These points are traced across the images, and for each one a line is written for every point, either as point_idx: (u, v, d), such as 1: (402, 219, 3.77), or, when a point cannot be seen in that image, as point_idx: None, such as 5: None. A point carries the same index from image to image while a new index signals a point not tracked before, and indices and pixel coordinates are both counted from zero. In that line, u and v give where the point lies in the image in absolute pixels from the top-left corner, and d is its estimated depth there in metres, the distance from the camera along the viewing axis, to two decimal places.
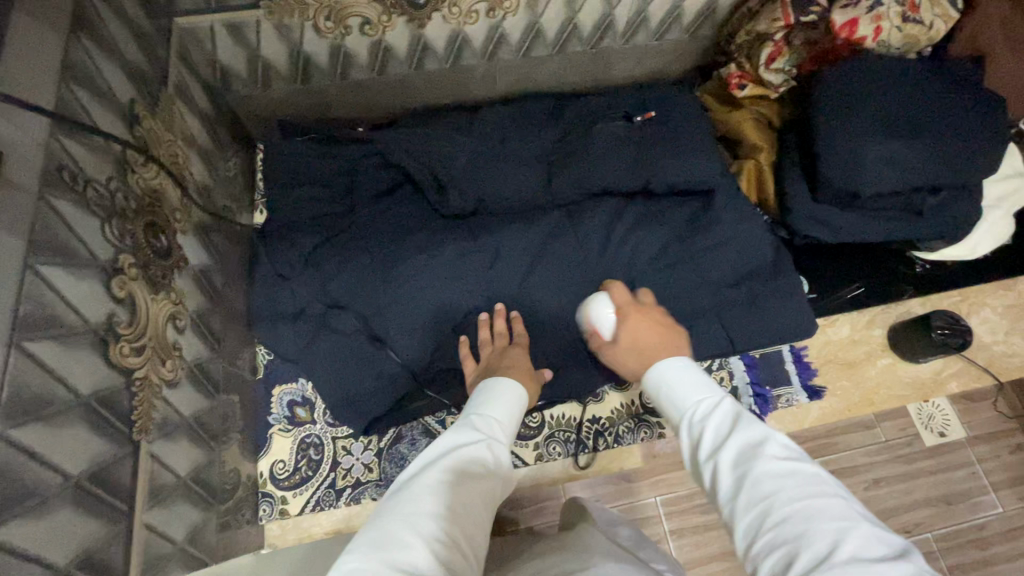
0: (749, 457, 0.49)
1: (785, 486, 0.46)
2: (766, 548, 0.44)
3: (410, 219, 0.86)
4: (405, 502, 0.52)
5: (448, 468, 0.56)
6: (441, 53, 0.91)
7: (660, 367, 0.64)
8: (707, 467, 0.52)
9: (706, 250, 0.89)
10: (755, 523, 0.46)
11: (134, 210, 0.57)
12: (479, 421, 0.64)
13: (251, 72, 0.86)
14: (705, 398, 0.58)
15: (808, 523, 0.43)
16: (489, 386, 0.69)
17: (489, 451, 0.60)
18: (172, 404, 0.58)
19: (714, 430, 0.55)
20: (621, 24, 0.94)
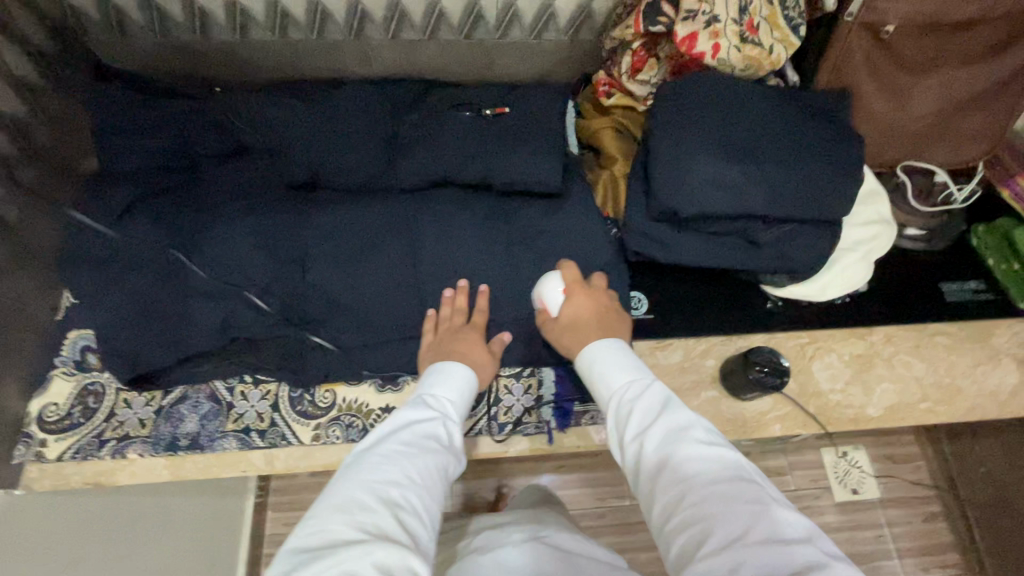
0: (676, 440, 0.56)
1: (712, 474, 0.53)
2: (680, 526, 0.50)
3: (234, 185, 0.84)
4: (365, 466, 0.55)
5: (413, 441, 0.59)
6: (304, 23, 0.91)
7: (593, 349, 0.69)
8: (631, 446, 0.58)
9: (537, 253, 0.85)
10: (675, 499, 0.52)
11: None
12: (433, 399, 0.66)
13: (105, 17, 0.87)
14: (639, 379, 0.64)
15: (723, 505, 0.50)
16: (443, 367, 0.71)
17: (444, 427, 0.63)
18: None
19: (638, 414, 0.60)
20: (491, 17, 0.93)
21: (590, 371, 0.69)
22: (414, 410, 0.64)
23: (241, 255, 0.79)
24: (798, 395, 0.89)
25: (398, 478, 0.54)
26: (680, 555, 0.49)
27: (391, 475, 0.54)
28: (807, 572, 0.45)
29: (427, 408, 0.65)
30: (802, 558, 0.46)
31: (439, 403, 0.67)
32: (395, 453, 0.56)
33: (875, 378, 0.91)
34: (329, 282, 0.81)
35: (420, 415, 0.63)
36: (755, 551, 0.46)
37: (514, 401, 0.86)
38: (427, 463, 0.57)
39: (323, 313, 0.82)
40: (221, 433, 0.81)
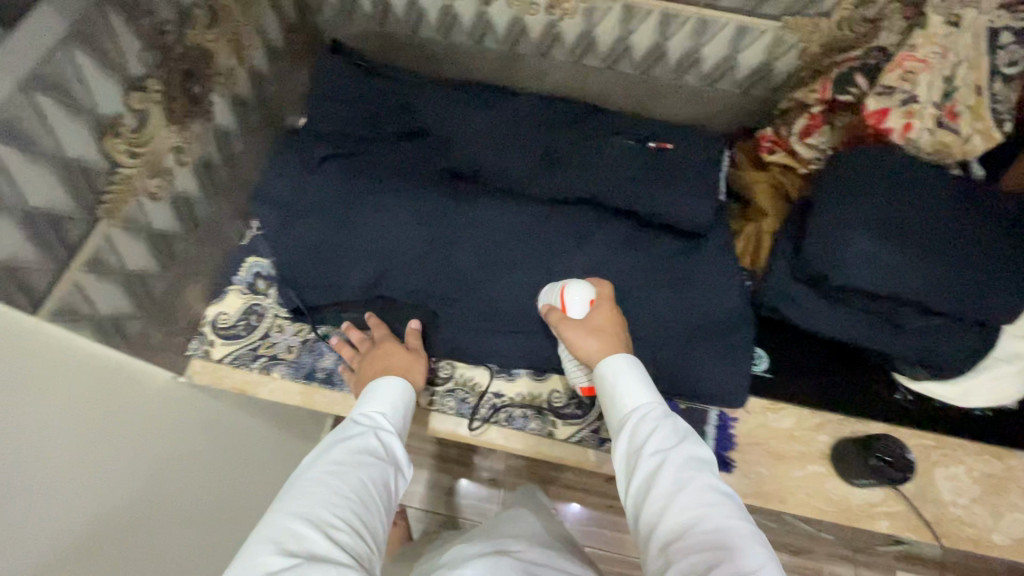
0: (696, 467, 0.59)
1: (726, 506, 0.57)
2: (692, 547, 0.54)
3: (413, 167, 0.93)
4: (298, 492, 0.60)
5: (344, 460, 0.65)
6: (501, 35, 1.00)
7: (611, 364, 0.69)
8: (651, 460, 0.60)
9: (664, 283, 0.90)
10: (687, 520, 0.56)
11: (178, 53, 0.70)
12: (363, 416, 0.72)
13: (341, 2, 1.01)
14: (661, 405, 0.66)
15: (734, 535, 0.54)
16: (376, 385, 0.75)
17: (377, 440, 0.69)
18: (145, 211, 0.71)
19: (662, 434, 0.62)
20: (672, 58, 0.97)
21: (603, 384, 0.70)
22: (346, 432, 0.69)
23: (405, 225, 0.89)
24: (914, 496, 0.83)
25: (330, 499, 0.60)
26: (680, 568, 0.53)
27: (320, 497, 0.60)
28: None
29: (359, 426, 0.70)
30: None
31: (370, 419, 0.72)
32: (326, 474, 0.62)
33: (1007, 503, 0.83)
34: (475, 272, 0.90)
35: (353, 433, 0.69)
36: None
37: None
38: (359, 480, 0.63)
39: (460, 292, 0.89)
40: (350, 376, 0.88)
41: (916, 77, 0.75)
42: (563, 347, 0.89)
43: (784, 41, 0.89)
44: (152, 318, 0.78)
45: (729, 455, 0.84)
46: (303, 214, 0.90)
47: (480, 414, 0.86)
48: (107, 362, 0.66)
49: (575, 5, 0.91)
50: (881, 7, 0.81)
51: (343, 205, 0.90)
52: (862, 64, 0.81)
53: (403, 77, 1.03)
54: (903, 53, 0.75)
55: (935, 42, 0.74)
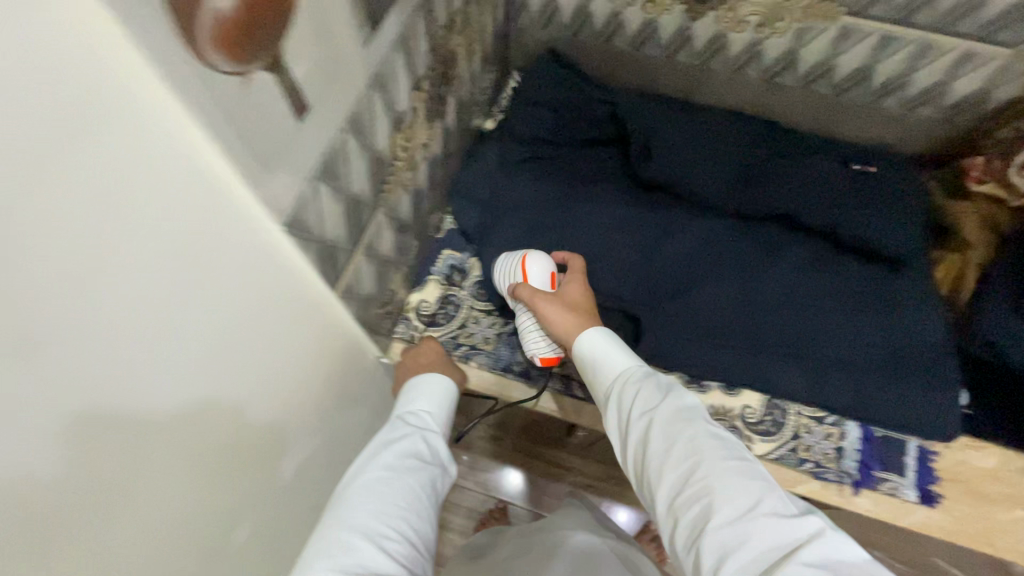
0: (687, 419, 0.58)
1: (710, 448, 0.55)
2: (687, 504, 0.53)
3: (609, 180, 0.99)
4: (354, 495, 0.64)
5: (390, 466, 0.68)
6: (698, 50, 1.01)
7: (593, 335, 0.69)
8: (639, 422, 0.59)
9: (865, 306, 0.88)
10: (685, 475, 0.55)
11: (441, 57, 0.76)
12: (414, 419, 0.75)
13: (542, 12, 1.05)
14: (637, 364, 0.65)
15: (730, 486, 0.53)
16: (421, 383, 0.79)
17: (418, 443, 0.72)
18: (399, 201, 0.76)
19: (644, 394, 0.61)
20: (877, 81, 0.96)
21: (582, 356, 0.70)
22: (391, 434, 0.72)
23: (603, 229, 0.94)
24: None
25: (383, 505, 0.63)
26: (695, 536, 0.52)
27: (368, 506, 0.62)
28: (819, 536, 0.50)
29: (406, 428, 0.73)
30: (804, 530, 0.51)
31: (418, 418, 0.75)
32: (371, 485, 0.65)
33: None
34: (679, 281, 0.91)
35: (396, 436, 0.72)
36: (767, 527, 0.50)
37: (818, 443, 0.85)
38: (408, 487, 0.66)
39: (655, 299, 0.91)
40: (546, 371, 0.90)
41: None
42: (756, 365, 0.86)
43: (1013, 69, 0.86)
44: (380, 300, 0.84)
45: (933, 489, 0.82)
46: (509, 214, 0.96)
47: None
48: (292, 298, 0.55)
49: (789, 23, 0.91)
50: None
51: (551, 207, 0.96)
52: None
53: (593, 86, 1.06)
54: None
55: None
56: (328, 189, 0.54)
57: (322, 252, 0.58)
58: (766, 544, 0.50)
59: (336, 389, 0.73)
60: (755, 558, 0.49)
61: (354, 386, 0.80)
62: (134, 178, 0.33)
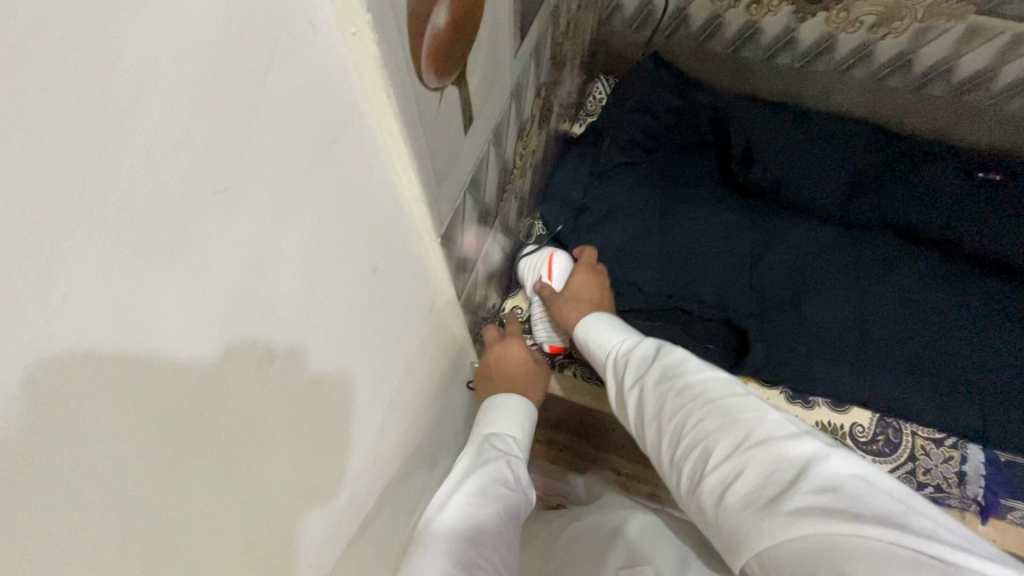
0: (675, 371, 0.57)
1: (709, 393, 0.53)
2: (689, 451, 0.51)
3: (707, 185, 0.96)
4: (444, 516, 0.60)
5: (482, 483, 0.65)
6: (801, 51, 0.98)
7: (590, 319, 0.76)
8: (632, 390, 0.61)
9: (998, 327, 0.81)
10: (679, 428, 0.53)
11: (555, 64, 0.75)
12: (500, 443, 0.72)
13: (636, 14, 1.03)
14: (630, 337, 0.69)
15: (723, 421, 0.50)
16: (507, 402, 0.77)
17: (508, 466, 0.69)
18: (510, 209, 0.76)
19: (635, 359, 0.64)
20: (1001, 83, 0.90)
21: (583, 338, 0.75)
22: (479, 457, 0.69)
23: (704, 239, 0.91)
24: None
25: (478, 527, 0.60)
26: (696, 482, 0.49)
27: (455, 520, 0.60)
28: (814, 453, 0.44)
29: (494, 451, 0.70)
30: (806, 449, 0.44)
31: (504, 443, 0.73)
32: (462, 502, 0.62)
33: None
34: (791, 289, 0.87)
35: (483, 454, 0.69)
36: (761, 451, 0.46)
37: (937, 467, 0.80)
38: (501, 513, 0.63)
39: (763, 307, 0.87)
40: None
41: None
42: (869, 384, 0.81)
43: None
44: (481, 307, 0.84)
45: None
46: (605, 221, 0.95)
47: None
48: (381, 241, 0.42)
49: (908, 23, 0.87)
50: None
51: (651, 213, 0.94)
52: None
53: (689, 88, 1.02)
54: None
55: None
56: (471, 201, 0.55)
57: (456, 263, 0.58)
58: (766, 470, 0.44)
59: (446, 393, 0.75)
60: (753, 483, 0.44)
61: (458, 389, 0.82)
62: (211, 105, 0.21)
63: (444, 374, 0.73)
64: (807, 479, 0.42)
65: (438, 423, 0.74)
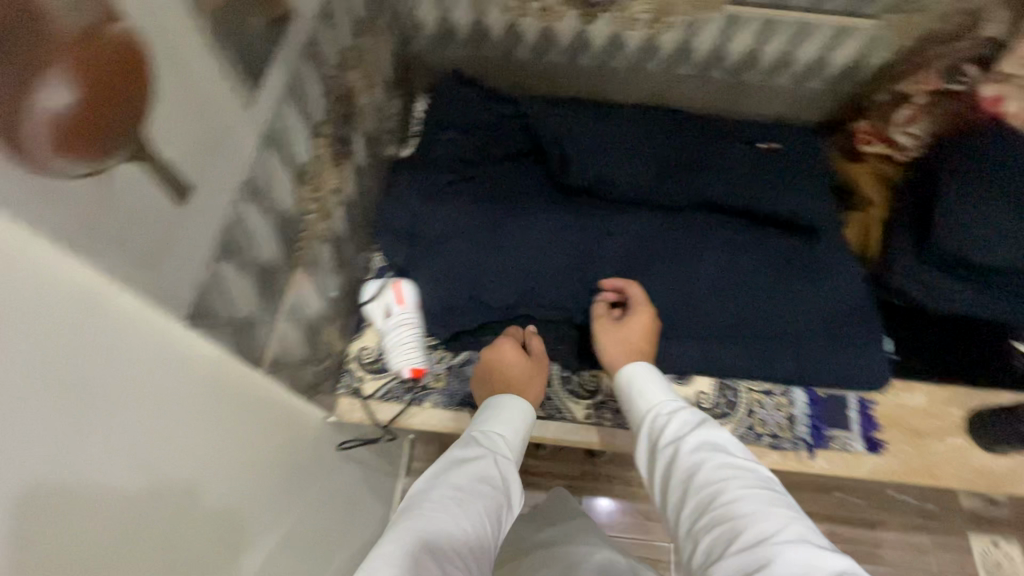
0: (748, 469, 0.65)
1: (741, 481, 0.62)
2: (711, 522, 0.60)
3: (532, 192, 0.95)
4: (417, 513, 0.62)
5: (460, 482, 0.67)
6: (596, 51, 1.03)
7: (634, 369, 0.80)
8: (666, 450, 0.70)
9: (801, 277, 0.91)
10: (704, 502, 0.62)
11: (339, 95, 0.72)
12: (485, 437, 0.73)
13: (437, 31, 1.03)
14: (671, 399, 0.75)
15: (758, 509, 0.59)
16: (497, 404, 0.77)
17: (495, 465, 0.70)
18: (318, 253, 0.71)
19: (674, 424, 0.72)
20: (765, 62, 1.01)
21: (623, 386, 0.81)
22: (465, 451, 0.71)
23: (540, 243, 0.90)
24: None
25: (450, 521, 0.62)
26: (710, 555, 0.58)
27: (435, 521, 0.61)
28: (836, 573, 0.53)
29: (482, 449, 0.72)
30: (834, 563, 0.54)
31: (490, 438, 0.74)
32: (445, 498, 0.64)
33: None
34: (625, 283, 0.91)
35: (469, 453, 0.71)
36: (790, 547, 0.55)
37: (770, 415, 0.89)
38: (478, 509, 0.65)
39: (600, 302, 0.91)
40: None
41: None
42: (703, 350, 0.88)
43: (879, 38, 0.94)
44: (314, 359, 0.78)
45: (877, 438, 0.87)
46: (436, 243, 0.90)
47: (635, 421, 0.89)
48: (209, 359, 0.48)
49: (678, 18, 0.94)
50: None
51: (481, 228, 0.90)
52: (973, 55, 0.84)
53: (502, 101, 1.05)
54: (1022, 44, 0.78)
55: None
56: (229, 264, 0.49)
57: (236, 332, 0.53)
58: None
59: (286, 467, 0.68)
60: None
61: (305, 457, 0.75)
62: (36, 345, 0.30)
63: (279, 449, 0.66)
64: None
65: (277, 504, 0.66)
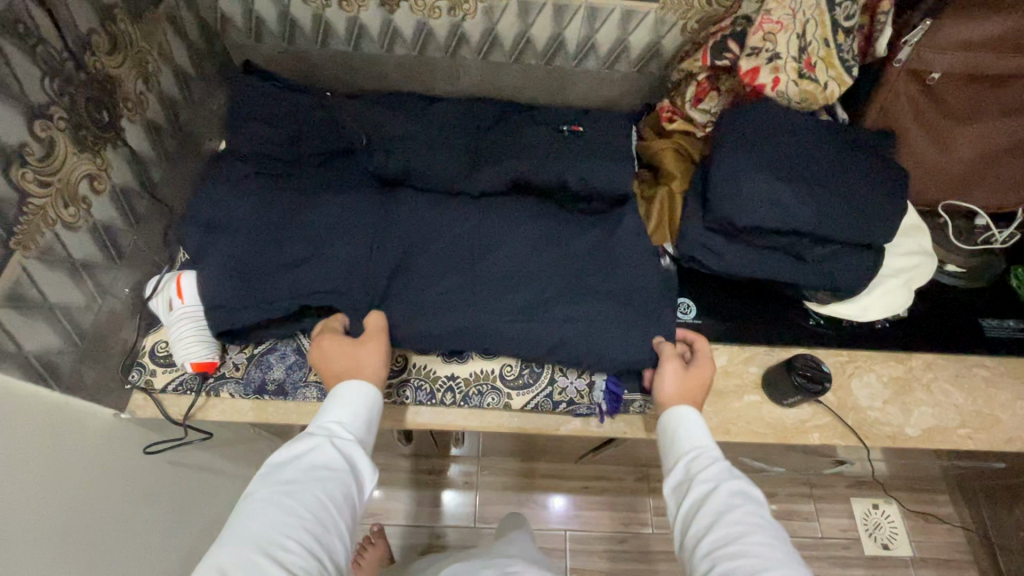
0: (744, 497, 0.66)
1: (764, 528, 0.63)
2: (737, 555, 0.60)
3: (337, 184, 0.95)
4: (242, 525, 0.60)
5: (303, 479, 0.65)
6: (409, 40, 1.05)
7: (679, 411, 0.77)
8: (701, 485, 0.68)
9: (596, 249, 0.91)
10: (724, 538, 0.62)
11: (81, 80, 0.70)
12: (327, 428, 0.72)
13: (246, 24, 1.03)
14: (711, 442, 0.73)
15: (781, 557, 0.60)
16: (337, 393, 0.75)
17: (337, 456, 0.69)
18: (62, 241, 0.69)
19: (714, 464, 0.70)
20: (571, 47, 1.05)
21: (667, 421, 0.77)
22: (296, 444, 0.69)
23: (327, 230, 0.87)
24: (837, 408, 0.93)
25: (278, 525, 0.60)
26: None
27: (275, 524, 0.60)
28: None
29: (316, 438, 0.70)
30: None
31: (328, 427, 0.73)
32: (280, 499, 0.63)
33: (913, 400, 0.94)
34: (411, 276, 0.87)
35: (308, 445, 0.69)
36: None
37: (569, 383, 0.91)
38: (311, 498, 0.64)
39: (393, 289, 0.89)
40: (303, 382, 0.87)
41: (775, 37, 0.83)
42: (500, 327, 0.85)
43: (665, 20, 0.99)
44: (83, 353, 0.76)
45: None
46: (216, 235, 0.86)
47: (435, 398, 0.89)
48: None
49: (474, 5, 0.97)
50: None
51: (265, 223, 0.87)
52: (732, 31, 0.90)
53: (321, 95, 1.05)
54: (761, 17, 0.83)
55: (786, 4, 0.82)
56: None
57: None
58: None
59: (31, 461, 0.65)
60: None
61: (79, 450, 0.74)
62: None
63: (12, 446, 0.62)
64: None
65: (25, 498, 0.64)
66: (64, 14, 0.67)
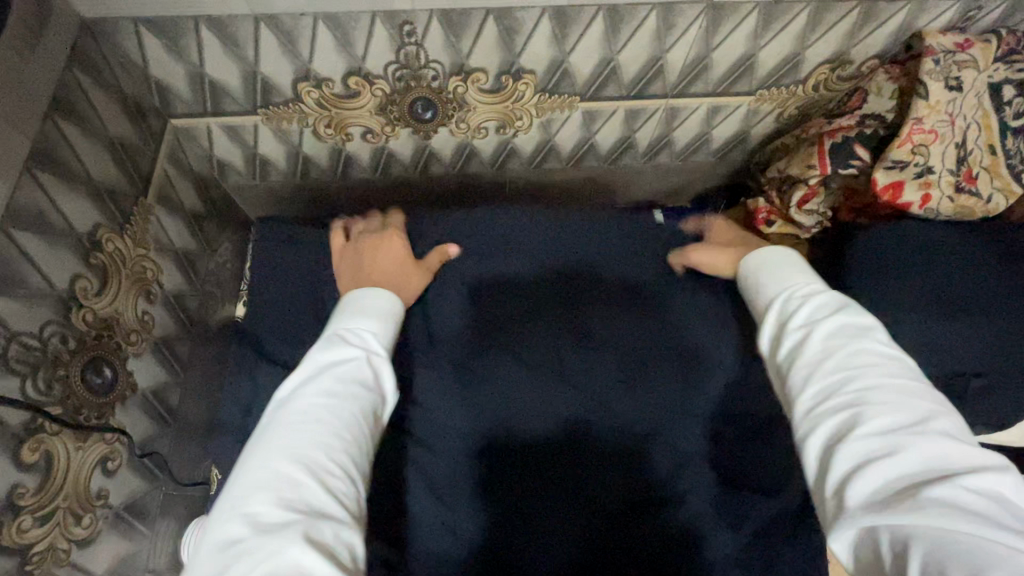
0: (855, 333, 0.43)
1: (886, 367, 0.41)
2: (843, 403, 0.40)
3: None
4: (269, 444, 0.40)
5: (333, 387, 0.44)
6: (448, 159, 0.86)
7: (765, 261, 0.55)
8: (796, 333, 0.46)
9: None
10: (833, 384, 0.41)
11: (71, 349, 0.53)
12: (350, 335, 0.49)
13: (249, 167, 0.83)
14: (812, 282, 0.50)
15: (899, 397, 0.38)
16: (365, 296, 0.54)
17: (369, 363, 0.48)
18: (80, 567, 0.54)
19: (811, 309, 0.47)
20: (642, 146, 0.87)
21: (751, 278, 0.56)
22: (327, 353, 0.47)
23: None
24: None
25: (321, 436, 0.40)
26: (830, 442, 0.39)
27: (317, 433, 0.40)
28: (982, 470, 0.34)
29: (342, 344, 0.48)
30: (955, 436, 0.36)
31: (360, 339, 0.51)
32: (313, 408, 0.42)
33: None
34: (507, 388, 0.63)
35: (333, 354, 0.47)
36: (938, 446, 0.35)
37: None
38: (349, 412, 0.43)
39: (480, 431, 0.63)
40: None
41: (928, 149, 0.70)
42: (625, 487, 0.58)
43: (759, 111, 0.81)
44: None
45: None
46: None
47: None
48: None
49: (529, 120, 0.79)
50: (859, 65, 0.75)
51: None
52: (861, 132, 0.74)
53: None
54: (910, 127, 0.69)
55: (941, 109, 0.69)
56: None
57: None
58: (940, 466, 0.35)
59: None
60: (935, 474, 0.34)
61: None
62: None
63: None
64: (913, 457, 0.35)
65: None
66: (37, 282, 0.50)
